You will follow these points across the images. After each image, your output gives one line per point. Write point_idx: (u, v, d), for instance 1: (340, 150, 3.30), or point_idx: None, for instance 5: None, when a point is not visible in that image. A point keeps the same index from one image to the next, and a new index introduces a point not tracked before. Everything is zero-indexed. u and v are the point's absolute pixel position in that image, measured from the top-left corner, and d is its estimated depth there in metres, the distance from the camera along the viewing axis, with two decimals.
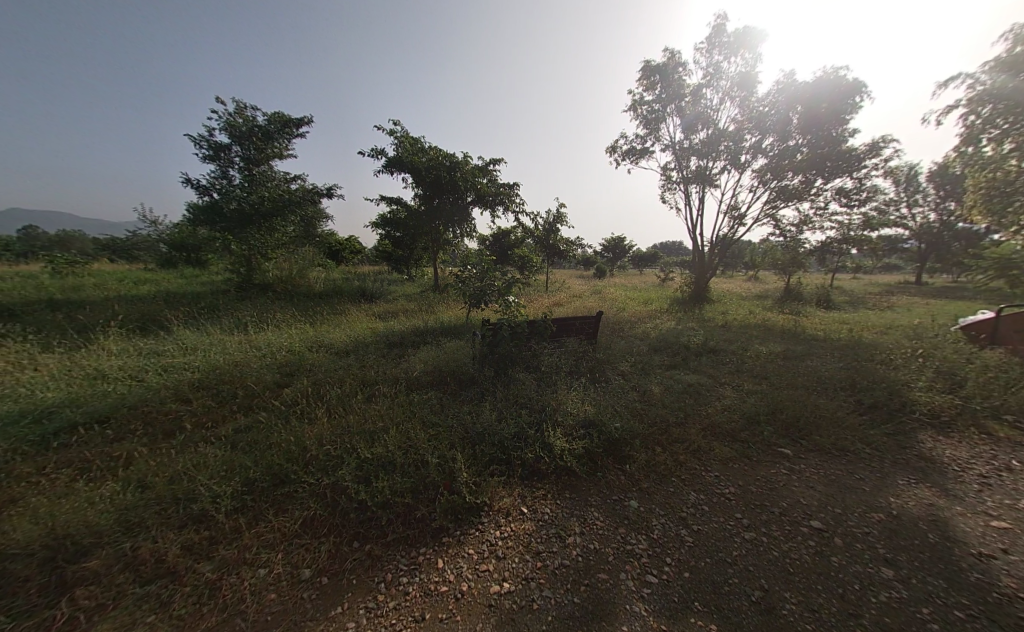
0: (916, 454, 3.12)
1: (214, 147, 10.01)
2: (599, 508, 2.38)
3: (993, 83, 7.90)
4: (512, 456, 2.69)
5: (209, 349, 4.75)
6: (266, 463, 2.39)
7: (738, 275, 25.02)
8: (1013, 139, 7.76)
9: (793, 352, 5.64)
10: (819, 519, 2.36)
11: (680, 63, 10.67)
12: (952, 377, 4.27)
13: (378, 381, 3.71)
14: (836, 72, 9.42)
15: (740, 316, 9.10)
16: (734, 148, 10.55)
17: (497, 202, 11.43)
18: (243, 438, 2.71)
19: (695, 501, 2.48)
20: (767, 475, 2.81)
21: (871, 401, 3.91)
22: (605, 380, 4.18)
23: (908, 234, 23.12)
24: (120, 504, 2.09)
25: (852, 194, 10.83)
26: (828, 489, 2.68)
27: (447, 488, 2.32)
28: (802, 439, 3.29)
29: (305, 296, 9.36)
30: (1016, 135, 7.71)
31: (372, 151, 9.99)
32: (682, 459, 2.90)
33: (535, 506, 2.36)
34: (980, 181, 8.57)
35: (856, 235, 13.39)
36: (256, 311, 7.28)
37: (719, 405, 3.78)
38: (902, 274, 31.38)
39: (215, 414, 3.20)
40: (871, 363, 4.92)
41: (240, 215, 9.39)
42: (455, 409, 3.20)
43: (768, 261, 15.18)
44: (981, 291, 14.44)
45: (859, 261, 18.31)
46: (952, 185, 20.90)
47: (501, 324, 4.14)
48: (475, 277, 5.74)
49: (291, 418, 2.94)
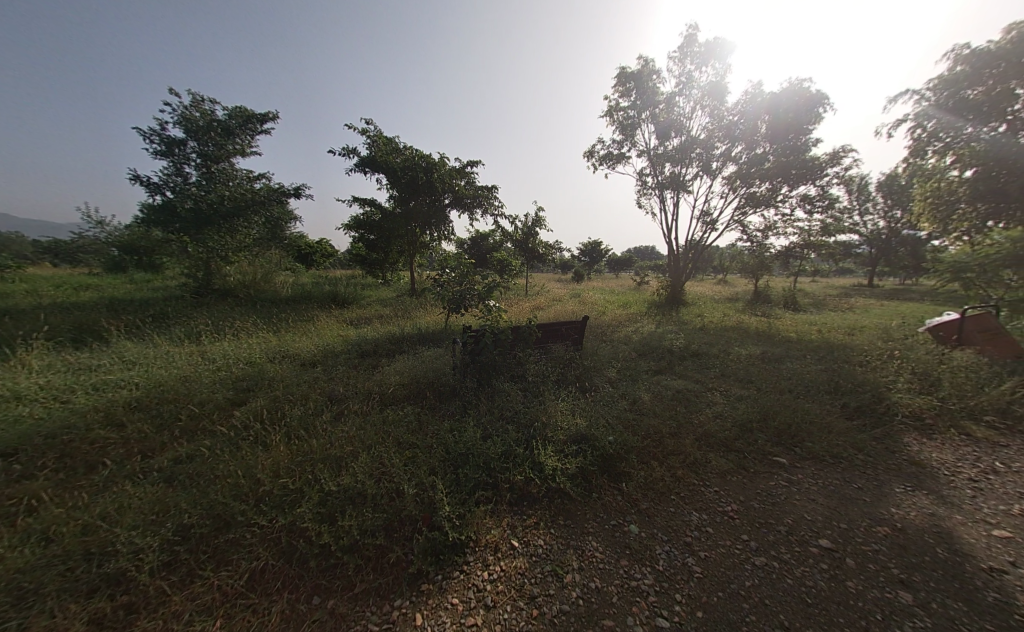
0: (905, 459, 3.10)
1: (167, 143, 9.24)
2: (597, 536, 2.14)
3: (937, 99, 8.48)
4: (500, 480, 2.41)
5: (153, 363, 4.20)
6: (207, 501, 1.98)
7: (708, 278, 25.90)
8: (954, 152, 8.14)
9: (773, 355, 5.67)
10: (828, 538, 2.22)
11: (654, 71, 10.83)
12: (927, 378, 4.37)
13: (348, 397, 3.34)
14: (801, 84, 9.79)
15: (716, 319, 9.26)
16: (705, 155, 10.81)
17: (476, 204, 11.14)
18: (181, 471, 2.27)
19: (698, 522, 2.29)
20: (768, 488, 2.67)
21: (855, 405, 3.91)
22: (594, 389, 3.98)
23: (861, 239, 24.70)
24: (9, 567, 1.64)
25: (816, 201, 11.33)
26: (830, 501, 2.57)
27: (427, 521, 2.02)
28: (795, 447, 3.20)
29: (270, 302, 8.77)
30: (956, 149, 8.12)
31: (343, 150, 9.55)
32: (680, 474, 2.72)
33: (527, 537, 2.10)
34: (926, 191, 8.94)
35: (817, 241, 14.10)
36: (212, 319, 6.66)
37: (711, 412, 3.65)
38: (856, 278, 33.52)
39: (151, 442, 2.72)
40: (848, 364, 5.00)
41: (197, 215, 8.75)
42: (434, 427, 2.88)
43: (737, 265, 15.72)
44: (928, 293, 15.50)
45: (819, 266, 19.35)
46: (898, 194, 22.57)
47: (484, 330, 3.85)
48: (454, 281, 5.43)
49: (243, 444, 2.52)
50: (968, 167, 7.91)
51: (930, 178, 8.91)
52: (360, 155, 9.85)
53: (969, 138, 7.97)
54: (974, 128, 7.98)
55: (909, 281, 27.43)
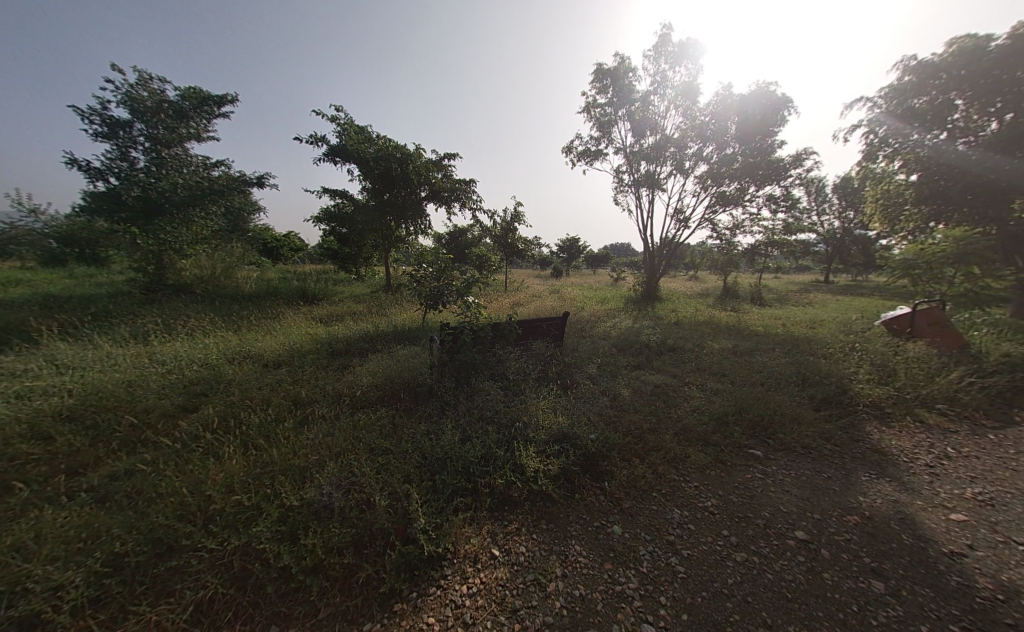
0: (869, 447, 3.23)
1: (109, 124, 8.40)
2: (580, 539, 2.07)
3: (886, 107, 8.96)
4: (479, 484, 2.29)
5: (92, 367, 3.78)
6: (145, 523, 1.74)
7: (680, 275, 26.74)
8: (901, 156, 8.74)
9: (744, 348, 5.84)
10: (804, 529, 2.25)
11: (630, 69, 10.90)
12: (884, 369, 4.62)
13: (315, 400, 3.10)
14: (768, 87, 10.12)
15: (688, 313, 9.52)
16: (679, 155, 11.02)
17: (453, 198, 10.87)
18: (116, 490, 2.01)
19: (680, 519, 2.27)
20: (745, 481, 2.70)
21: (822, 395, 4.07)
22: (575, 386, 3.92)
23: (818, 238, 26.15)
24: None
25: (780, 201, 11.83)
26: (804, 492, 2.62)
27: (401, 533, 1.87)
28: (769, 439, 3.28)
29: (232, 299, 8.24)
30: (903, 153, 8.70)
31: (311, 137, 9.04)
32: (661, 470, 2.70)
33: (508, 545, 1.99)
34: (877, 194, 9.56)
35: (780, 239, 14.79)
36: (166, 316, 6.15)
37: (689, 407, 3.67)
38: (813, 275, 35.63)
39: (83, 456, 2.40)
40: (813, 357, 5.22)
41: (145, 203, 7.89)
42: (410, 430, 2.72)
43: (708, 261, 16.24)
44: (879, 290, 16.63)
45: (781, 263, 20.39)
46: (851, 196, 24.11)
47: (461, 327, 3.72)
48: (431, 276, 5.23)
49: (192, 457, 2.26)
50: (914, 172, 8.54)
51: (879, 182, 9.53)
52: (330, 144, 9.35)
53: (914, 144, 8.56)
54: (919, 136, 8.54)
55: (859, 277, 29.42)
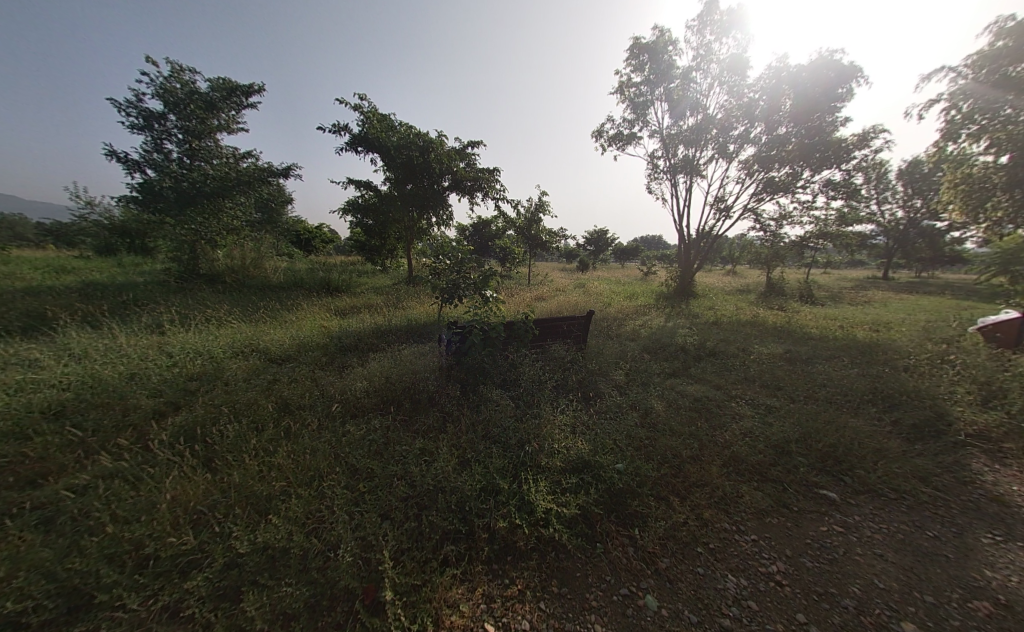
0: (982, 495, 2.49)
1: (146, 116, 8.58)
2: (602, 613, 1.59)
3: (973, 78, 7.32)
4: (475, 527, 1.85)
5: (99, 356, 3.70)
6: (65, 569, 1.48)
7: (716, 269, 25.10)
8: (989, 136, 7.19)
9: (801, 355, 5.02)
10: (914, 621, 1.64)
11: (670, 43, 9.90)
12: (989, 389, 3.72)
13: (304, 405, 2.78)
14: (832, 55, 8.80)
15: (728, 311, 8.68)
16: (722, 137, 9.96)
17: (476, 188, 10.41)
18: (60, 514, 1.76)
19: (736, 593, 1.72)
20: (820, 537, 2.10)
21: (911, 422, 3.29)
22: (598, 397, 3.39)
23: (878, 230, 23.49)
24: None
25: (840, 187, 10.46)
26: (902, 559, 1.98)
27: (370, 597, 1.50)
28: (844, 476, 2.62)
29: (259, 288, 8.38)
30: (992, 132, 7.15)
31: (334, 126, 8.91)
32: (709, 516, 2.15)
33: (508, 619, 1.54)
34: (955, 179, 8.22)
35: (834, 231, 13.31)
36: (186, 305, 6.18)
37: (738, 429, 3.04)
38: (868, 270, 32.33)
39: (51, 463, 2.22)
40: (891, 370, 4.35)
41: (179, 194, 7.96)
42: (402, 448, 2.34)
43: (750, 255, 14.95)
44: (953, 290, 14.63)
45: (832, 257, 18.53)
46: (919, 183, 21.39)
47: (470, 326, 3.30)
48: (445, 269, 4.81)
49: (153, 474, 2.00)
50: (1004, 152, 7.10)
51: (958, 165, 8.15)
52: (352, 132, 9.14)
53: (1006, 121, 6.97)
54: (1014, 110, 6.91)
55: (925, 272, 26.36)
